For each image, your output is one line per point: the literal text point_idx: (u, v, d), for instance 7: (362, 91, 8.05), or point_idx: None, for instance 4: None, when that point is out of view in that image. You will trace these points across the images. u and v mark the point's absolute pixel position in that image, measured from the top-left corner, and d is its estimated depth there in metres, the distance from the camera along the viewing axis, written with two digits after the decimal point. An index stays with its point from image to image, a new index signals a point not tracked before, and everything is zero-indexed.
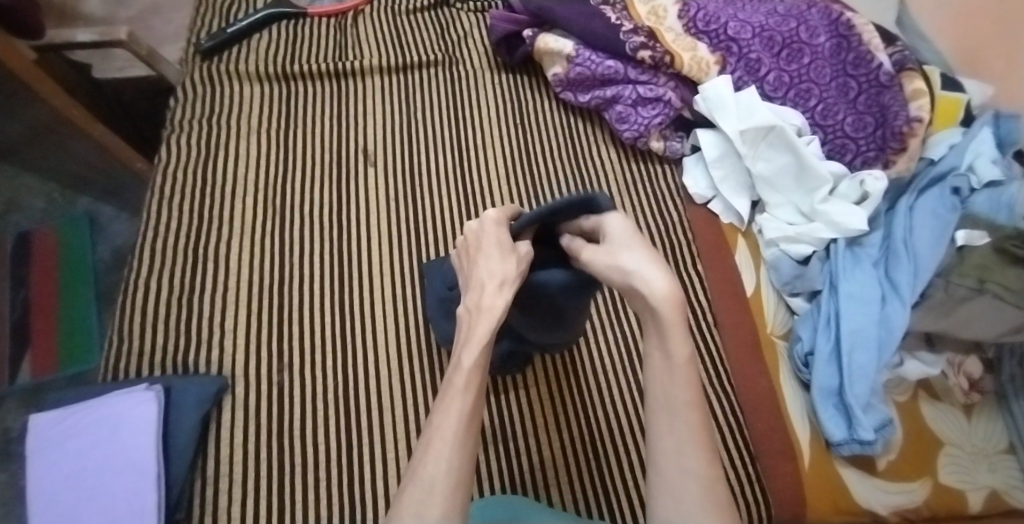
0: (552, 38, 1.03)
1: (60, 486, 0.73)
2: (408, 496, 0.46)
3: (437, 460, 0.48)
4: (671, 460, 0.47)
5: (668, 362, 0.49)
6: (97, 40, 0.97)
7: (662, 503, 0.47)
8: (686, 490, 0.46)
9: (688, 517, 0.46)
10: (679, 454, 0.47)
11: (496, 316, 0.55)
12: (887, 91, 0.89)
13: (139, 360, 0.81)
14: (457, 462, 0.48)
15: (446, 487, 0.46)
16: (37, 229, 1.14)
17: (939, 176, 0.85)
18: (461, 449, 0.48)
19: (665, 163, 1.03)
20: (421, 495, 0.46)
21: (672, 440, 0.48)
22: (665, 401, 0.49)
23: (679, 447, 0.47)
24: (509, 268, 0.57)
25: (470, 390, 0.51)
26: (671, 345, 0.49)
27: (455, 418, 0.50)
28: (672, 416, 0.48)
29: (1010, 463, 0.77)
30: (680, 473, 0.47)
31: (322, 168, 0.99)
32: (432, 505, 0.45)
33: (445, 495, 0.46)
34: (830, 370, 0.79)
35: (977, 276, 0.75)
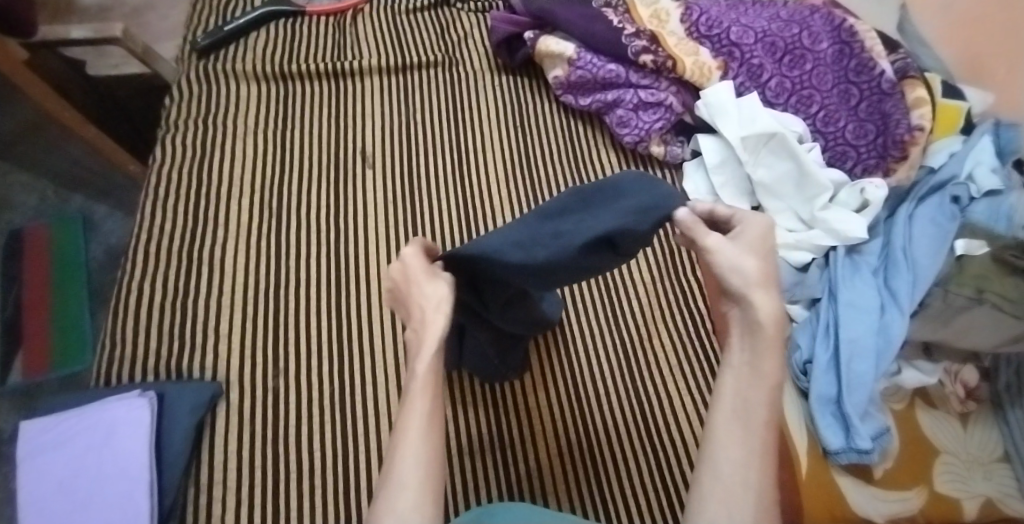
0: (553, 41, 1.02)
1: (51, 492, 0.72)
2: (386, 490, 0.46)
3: (407, 459, 0.47)
4: (735, 456, 0.46)
5: (755, 375, 0.48)
6: (92, 38, 0.95)
7: (711, 507, 0.45)
8: (742, 500, 0.45)
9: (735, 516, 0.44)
10: (744, 466, 0.46)
11: (435, 326, 0.51)
12: (888, 99, 0.89)
13: (133, 365, 0.80)
14: (425, 460, 0.47)
15: (417, 488, 0.45)
16: (30, 226, 1.13)
17: (939, 184, 0.85)
18: (428, 445, 0.47)
19: (666, 168, 1.02)
20: (396, 495, 0.45)
21: (736, 451, 0.46)
22: (742, 407, 0.48)
23: (745, 455, 0.46)
24: (442, 290, 0.52)
25: (429, 390, 0.49)
26: (762, 360, 0.48)
27: (419, 419, 0.48)
28: (746, 429, 0.47)
29: (1004, 472, 0.77)
30: (740, 483, 0.45)
31: (320, 168, 0.98)
32: (405, 499, 0.45)
33: (417, 492, 0.45)
34: (829, 378, 0.79)
35: (975, 286, 0.75)
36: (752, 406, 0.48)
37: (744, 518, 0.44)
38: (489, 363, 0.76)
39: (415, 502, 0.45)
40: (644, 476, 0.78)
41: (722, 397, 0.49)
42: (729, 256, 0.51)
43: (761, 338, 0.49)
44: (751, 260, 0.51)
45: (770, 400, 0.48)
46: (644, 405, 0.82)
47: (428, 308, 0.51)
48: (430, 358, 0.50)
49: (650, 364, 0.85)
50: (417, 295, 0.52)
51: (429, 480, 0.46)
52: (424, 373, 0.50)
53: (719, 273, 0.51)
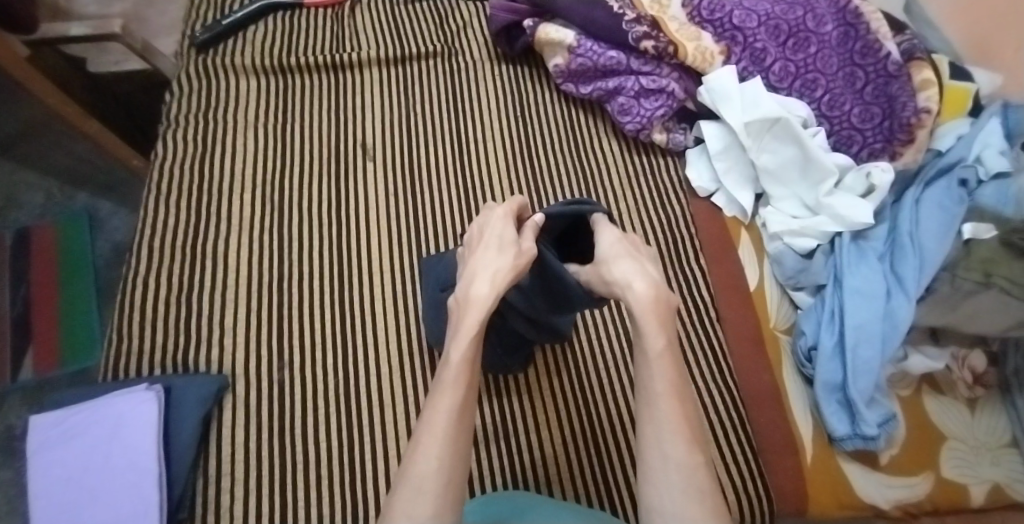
0: (553, 28, 1.01)
1: (61, 487, 0.73)
2: (402, 492, 0.48)
3: (428, 458, 0.48)
4: (650, 441, 0.51)
5: (646, 358, 0.53)
6: (91, 34, 0.95)
7: (648, 489, 0.50)
8: (666, 475, 0.49)
9: (667, 493, 0.49)
10: (662, 442, 0.50)
11: (484, 309, 0.54)
12: (895, 81, 0.88)
13: (139, 360, 0.81)
14: (447, 461, 0.49)
15: (436, 489, 0.47)
16: (36, 225, 1.13)
17: (946, 167, 0.83)
18: (452, 445, 0.49)
19: (668, 156, 1.01)
20: (414, 496, 0.47)
21: (651, 432, 0.51)
22: (646, 394, 0.52)
23: (659, 434, 0.50)
24: (505, 262, 0.57)
25: (460, 385, 0.52)
26: (646, 341, 0.53)
27: (445, 415, 0.50)
28: (654, 410, 0.51)
29: (1013, 456, 0.77)
30: (660, 459, 0.50)
31: (321, 162, 0.98)
32: (423, 504, 0.47)
33: (435, 495, 0.47)
34: (834, 364, 0.78)
35: (982, 269, 0.74)
36: (655, 388, 0.52)
37: (672, 496, 0.49)
38: (491, 352, 0.77)
39: (433, 502, 0.47)
40: None
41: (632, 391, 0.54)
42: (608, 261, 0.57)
43: (639, 322, 0.53)
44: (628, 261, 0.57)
45: (667, 372, 0.52)
46: None
47: (506, 247, 0.58)
48: (466, 348, 0.53)
49: None
50: (474, 258, 0.58)
51: (451, 481, 0.48)
52: (458, 362, 0.53)
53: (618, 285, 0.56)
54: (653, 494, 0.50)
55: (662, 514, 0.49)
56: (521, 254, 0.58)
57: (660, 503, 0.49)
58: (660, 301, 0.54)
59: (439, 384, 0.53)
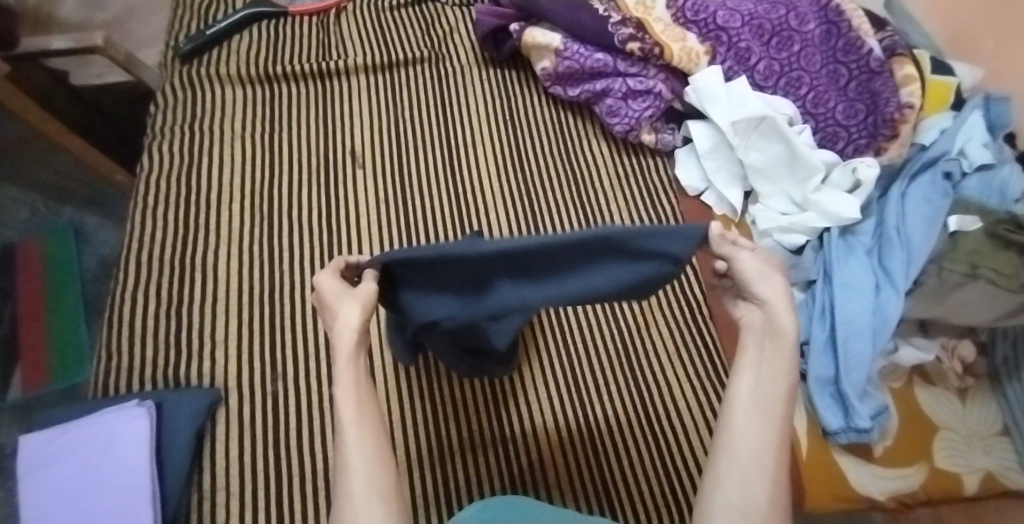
0: (539, 32, 1.01)
1: (53, 506, 0.72)
2: (341, 483, 0.44)
3: (357, 455, 0.45)
4: (749, 443, 0.46)
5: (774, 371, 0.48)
6: (73, 48, 0.94)
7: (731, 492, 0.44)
8: (756, 478, 0.45)
9: (754, 501, 0.44)
10: (762, 448, 0.46)
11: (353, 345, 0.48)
12: (877, 77, 0.88)
13: (129, 375, 0.80)
14: (372, 457, 0.45)
15: (372, 470, 0.44)
16: (22, 240, 1.12)
17: (931, 161, 0.84)
18: (375, 444, 0.46)
19: (657, 156, 1.02)
20: (358, 498, 0.43)
21: (755, 437, 0.46)
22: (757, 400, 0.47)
23: (763, 444, 0.46)
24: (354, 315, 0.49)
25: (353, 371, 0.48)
26: (779, 355, 0.49)
27: (354, 423, 0.46)
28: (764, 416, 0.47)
29: (1005, 445, 0.78)
30: (755, 466, 0.45)
31: (308, 170, 0.98)
32: (355, 486, 0.43)
33: (367, 478, 0.44)
34: (826, 359, 0.79)
35: (969, 261, 0.76)
36: (770, 394, 0.48)
37: (758, 502, 0.44)
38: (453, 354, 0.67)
39: (372, 499, 0.43)
40: (646, 464, 0.78)
41: (738, 389, 0.48)
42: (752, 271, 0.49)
43: (779, 335, 0.49)
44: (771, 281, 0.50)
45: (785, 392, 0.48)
46: (644, 394, 0.83)
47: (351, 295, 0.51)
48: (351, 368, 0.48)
49: (651, 356, 0.85)
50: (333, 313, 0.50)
51: (383, 473, 0.45)
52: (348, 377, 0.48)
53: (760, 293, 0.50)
54: (732, 489, 0.45)
55: (742, 512, 0.44)
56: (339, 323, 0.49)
57: (742, 506, 0.44)
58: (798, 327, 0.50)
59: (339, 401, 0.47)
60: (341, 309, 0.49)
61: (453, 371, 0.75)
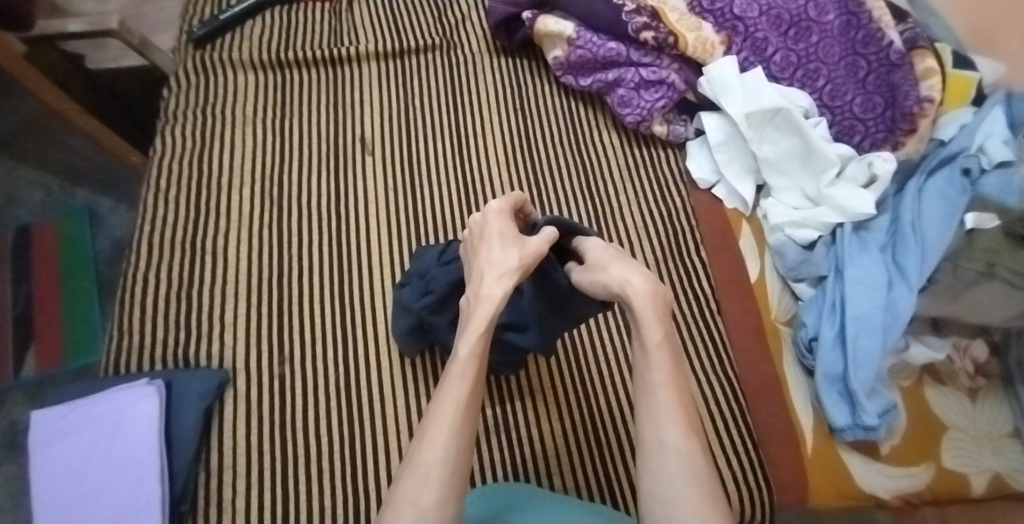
0: (552, 20, 1.00)
1: (64, 482, 0.74)
2: (409, 479, 0.47)
3: (434, 446, 0.47)
4: (647, 431, 0.49)
5: (644, 347, 0.51)
6: (89, 30, 0.95)
7: (646, 479, 0.48)
8: (663, 462, 0.47)
9: (667, 480, 0.47)
10: (659, 429, 0.48)
11: (493, 308, 0.52)
12: (897, 70, 0.86)
13: (140, 355, 0.81)
14: (454, 449, 0.47)
15: (442, 475, 0.46)
16: (38, 222, 1.14)
17: (949, 156, 0.83)
18: (459, 438, 0.48)
19: (669, 148, 1.01)
20: (417, 482, 0.46)
21: (650, 420, 0.49)
22: (644, 386, 0.51)
23: (659, 423, 0.49)
24: (510, 259, 0.54)
25: (470, 376, 0.51)
26: (644, 330, 0.51)
27: (451, 409, 0.49)
28: (653, 395, 0.50)
29: (1014, 447, 0.77)
30: (657, 445, 0.48)
31: (319, 156, 0.98)
32: (429, 489, 0.46)
33: (440, 485, 0.46)
34: (835, 356, 0.78)
35: (985, 260, 0.74)
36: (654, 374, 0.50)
37: (671, 480, 0.47)
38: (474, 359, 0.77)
39: (437, 491, 0.46)
40: None
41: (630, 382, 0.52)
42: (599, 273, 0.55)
43: (636, 313, 0.51)
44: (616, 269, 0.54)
45: (665, 362, 0.50)
46: None
47: (512, 245, 0.55)
48: (476, 343, 0.52)
49: None
50: (485, 257, 0.55)
51: (453, 469, 0.47)
52: (467, 357, 0.51)
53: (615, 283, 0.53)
54: (650, 482, 0.48)
55: (665, 504, 0.47)
56: (488, 278, 0.53)
57: (659, 492, 0.47)
58: (658, 296, 0.52)
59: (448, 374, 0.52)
60: (496, 259, 0.54)
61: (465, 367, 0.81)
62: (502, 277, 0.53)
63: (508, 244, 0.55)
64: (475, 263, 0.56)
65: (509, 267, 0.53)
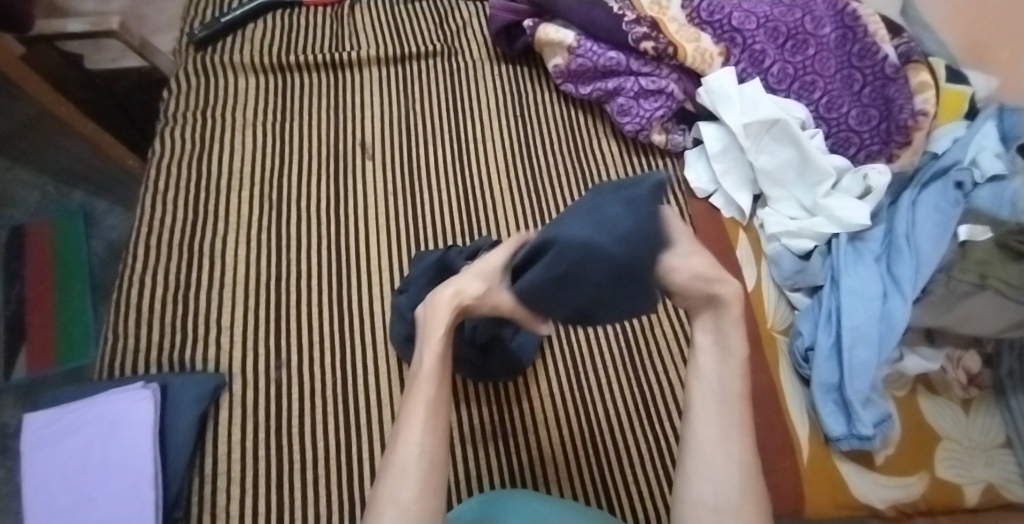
0: (553, 29, 1.01)
1: (55, 486, 0.73)
2: (389, 477, 0.50)
3: (408, 453, 0.51)
4: (712, 441, 0.53)
5: (722, 364, 0.55)
6: (89, 30, 0.95)
7: (701, 485, 0.52)
8: (722, 472, 0.52)
9: (723, 489, 0.51)
10: (724, 443, 0.53)
11: (445, 311, 0.54)
12: (892, 83, 0.88)
13: (135, 358, 0.80)
14: (427, 445, 0.51)
15: (417, 472, 0.50)
16: (32, 222, 1.13)
17: (942, 170, 0.84)
18: (429, 435, 0.52)
19: (667, 157, 1.01)
20: (397, 482, 0.50)
21: (715, 432, 0.53)
22: (713, 398, 0.54)
23: (724, 436, 0.53)
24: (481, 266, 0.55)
25: (434, 378, 0.54)
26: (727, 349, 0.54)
27: (422, 409, 0.53)
28: (723, 412, 0.54)
29: (1007, 457, 0.78)
30: (720, 455, 0.52)
31: (319, 160, 0.98)
32: (408, 483, 0.50)
33: (417, 480, 0.50)
34: (831, 365, 0.79)
35: (978, 272, 0.75)
36: (727, 391, 0.54)
37: (727, 488, 0.51)
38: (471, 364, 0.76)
39: (416, 490, 0.49)
40: (646, 465, 0.78)
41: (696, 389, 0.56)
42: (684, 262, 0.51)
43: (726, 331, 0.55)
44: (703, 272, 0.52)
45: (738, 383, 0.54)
46: (647, 395, 0.83)
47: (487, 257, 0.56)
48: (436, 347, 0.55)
49: (655, 357, 0.85)
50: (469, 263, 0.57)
51: (427, 467, 0.50)
52: (430, 360, 0.54)
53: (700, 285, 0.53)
54: (702, 486, 0.52)
55: (716, 510, 0.51)
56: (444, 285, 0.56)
57: (712, 498, 0.51)
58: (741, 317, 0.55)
59: (413, 384, 0.54)
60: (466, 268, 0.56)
61: (460, 371, 0.79)
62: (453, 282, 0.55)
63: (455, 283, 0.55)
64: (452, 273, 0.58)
65: (447, 306, 0.54)
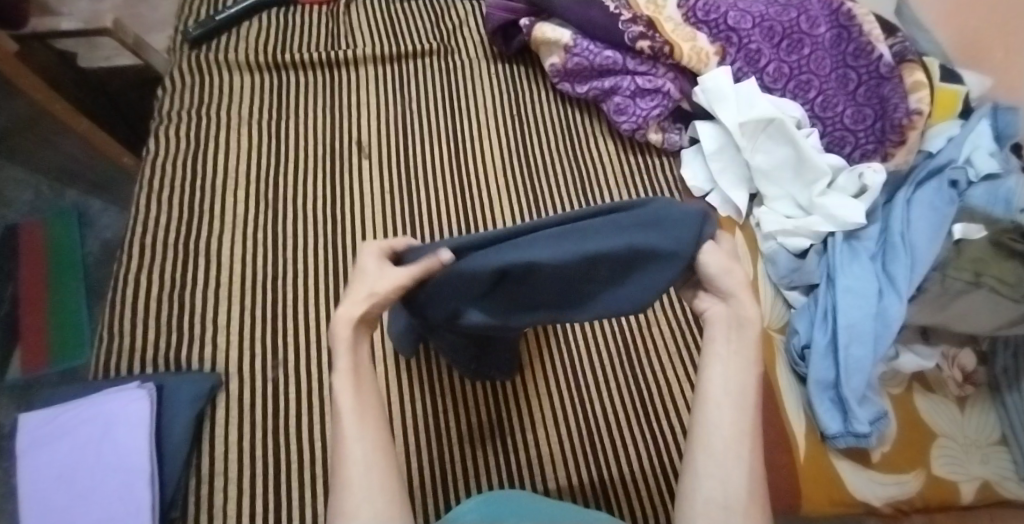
0: (549, 28, 1.01)
1: (50, 487, 0.72)
2: (342, 494, 0.44)
3: (355, 462, 0.45)
4: (722, 436, 0.46)
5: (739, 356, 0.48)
6: (82, 29, 0.94)
7: (708, 483, 0.46)
8: (731, 473, 0.45)
9: (734, 488, 0.45)
10: (735, 443, 0.46)
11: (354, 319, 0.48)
12: (887, 83, 0.88)
13: (130, 357, 0.80)
14: (371, 450, 0.46)
15: (371, 481, 0.45)
16: (25, 222, 1.12)
17: (937, 168, 0.84)
18: (369, 441, 0.46)
19: (663, 156, 1.02)
20: (347, 497, 0.44)
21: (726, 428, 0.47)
22: (727, 390, 0.47)
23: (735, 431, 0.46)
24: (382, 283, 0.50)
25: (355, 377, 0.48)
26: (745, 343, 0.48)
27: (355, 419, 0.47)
28: (738, 410, 0.47)
29: (1003, 454, 0.78)
30: (730, 455, 0.46)
31: (315, 159, 0.98)
32: (359, 499, 0.44)
33: (375, 489, 0.45)
34: (827, 363, 0.79)
35: (973, 269, 0.75)
36: (743, 385, 0.48)
37: (738, 489, 0.45)
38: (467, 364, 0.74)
39: (368, 497, 0.44)
40: (645, 463, 0.78)
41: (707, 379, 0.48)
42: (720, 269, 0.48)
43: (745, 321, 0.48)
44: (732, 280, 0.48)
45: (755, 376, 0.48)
46: (643, 393, 0.83)
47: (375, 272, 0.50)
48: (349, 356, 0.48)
49: (652, 356, 0.85)
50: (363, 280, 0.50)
51: (380, 470, 0.46)
52: (345, 368, 0.48)
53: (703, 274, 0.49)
54: (709, 487, 0.45)
55: (724, 510, 0.45)
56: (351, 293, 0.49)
57: (723, 498, 0.45)
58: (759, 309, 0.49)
59: (337, 392, 0.48)
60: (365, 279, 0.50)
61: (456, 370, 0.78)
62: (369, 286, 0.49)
63: (365, 277, 0.50)
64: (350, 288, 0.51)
65: (359, 299, 0.49)
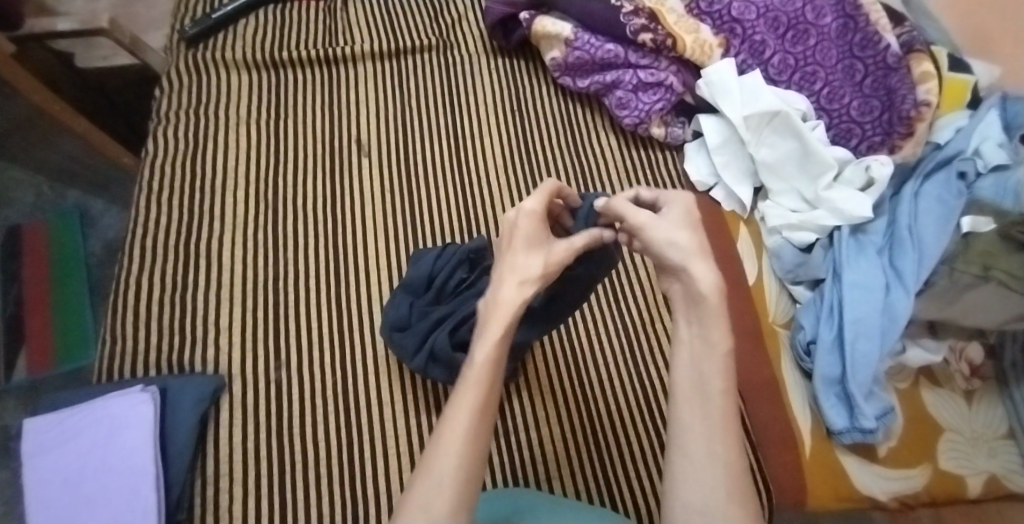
0: (549, 21, 1.00)
1: (57, 491, 0.72)
2: (420, 488, 0.43)
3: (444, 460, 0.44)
4: (694, 435, 0.45)
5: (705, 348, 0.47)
6: (78, 29, 0.93)
7: (686, 487, 0.44)
8: (708, 472, 0.44)
9: (710, 490, 0.43)
10: (707, 440, 0.45)
11: (512, 314, 0.48)
12: (893, 73, 0.87)
13: (134, 360, 0.80)
14: (467, 453, 0.44)
15: (454, 482, 0.43)
16: (28, 223, 1.12)
17: (945, 160, 0.83)
18: (472, 443, 0.45)
19: (666, 150, 1.00)
20: (429, 492, 0.43)
21: (699, 427, 0.45)
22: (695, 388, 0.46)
23: (706, 429, 0.45)
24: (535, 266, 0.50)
25: (481, 380, 0.47)
26: (710, 332, 0.47)
27: (467, 414, 0.46)
28: (705, 404, 0.46)
29: (1010, 448, 0.77)
30: (703, 453, 0.44)
31: (315, 157, 0.97)
32: (440, 497, 0.42)
33: (453, 491, 0.43)
34: (833, 358, 0.78)
35: (981, 264, 0.74)
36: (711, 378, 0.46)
37: (715, 490, 0.43)
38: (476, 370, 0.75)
39: (452, 497, 0.43)
40: (659, 462, 0.78)
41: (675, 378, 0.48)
42: (662, 231, 0.50)
43: (704, 310, 0.47)
44: (685, 233, 0.49)
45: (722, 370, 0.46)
46: (649, 389, 0.82)
47: (535, 253, 0.50)
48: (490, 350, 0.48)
49: (657, 353, 0.85)
50: (510, 262, 0.50)
51: (472, 476, 0.44)
52: (481, 364, 0.48)
53: (656, 248, 0.49)
54: (690, 490, 0.44)
55: (702, 512, 0.43)
56: (503, 286, 0.49)
57: (699, 500, 0.43)
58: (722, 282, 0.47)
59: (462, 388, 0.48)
60: (520, 264, 0.50)
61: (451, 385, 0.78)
62: (526, 282, 0.49)
63: (525, 250, 0.50)
64: (494, 268, 0.51)
65: (529, 278, 0.49)
